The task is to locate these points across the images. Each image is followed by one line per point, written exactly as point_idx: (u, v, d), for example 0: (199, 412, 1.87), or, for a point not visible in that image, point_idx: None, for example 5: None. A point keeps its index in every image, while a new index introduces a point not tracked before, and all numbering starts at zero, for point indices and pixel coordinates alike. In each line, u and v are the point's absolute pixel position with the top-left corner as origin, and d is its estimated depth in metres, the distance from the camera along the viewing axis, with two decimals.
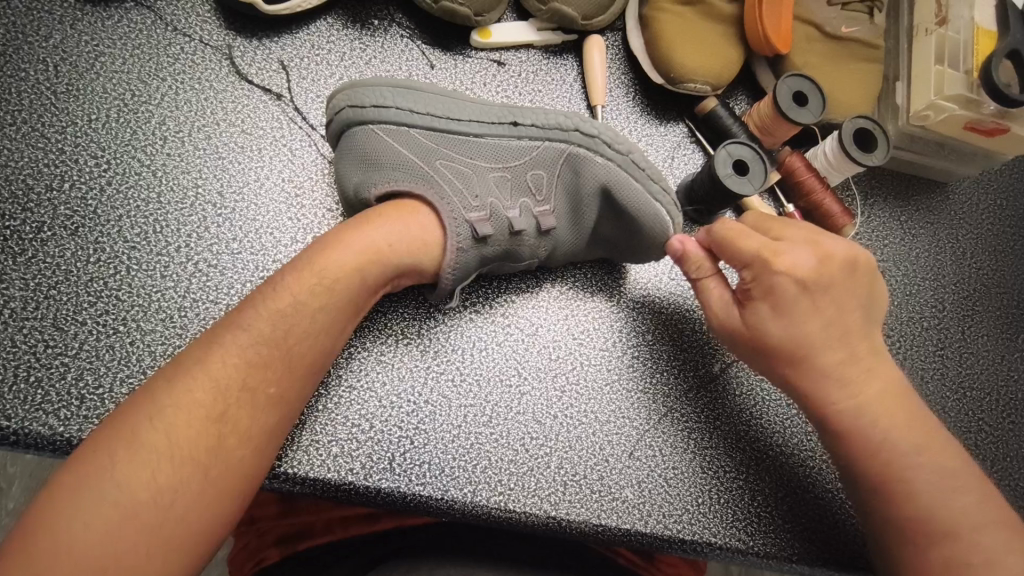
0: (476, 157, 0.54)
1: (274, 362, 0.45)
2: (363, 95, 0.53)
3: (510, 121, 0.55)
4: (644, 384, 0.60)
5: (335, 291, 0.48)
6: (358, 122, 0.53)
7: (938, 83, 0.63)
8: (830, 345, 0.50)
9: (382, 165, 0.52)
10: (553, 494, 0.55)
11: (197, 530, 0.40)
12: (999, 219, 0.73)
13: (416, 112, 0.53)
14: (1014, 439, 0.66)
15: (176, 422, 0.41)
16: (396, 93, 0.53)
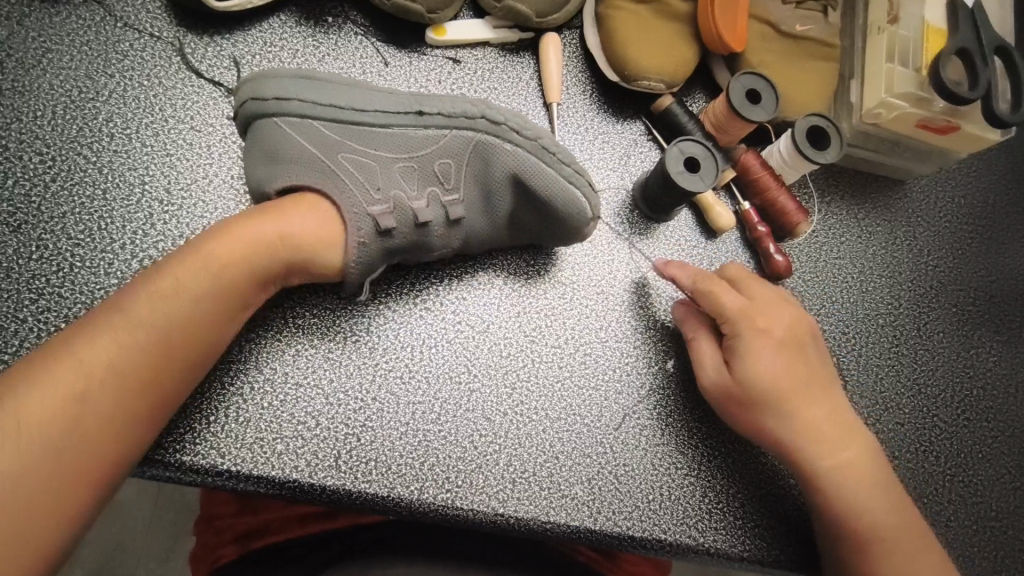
0: (381, 148, 0.55)
1: (153, 344, 0.45)
2: (266, 86, 0.54)
3: (415, 109, 0.55)
4: (596, 381, 0.60)
5: (222, 281, 0.48)
6: (261, 113, 0.54)
7: (890, 81, 0.63)
8: (807, 398, 0.55)
9: (283, 158, 0.53)
10: (502, 491, 0.55)
11: (54, 510, 0.39)
12: (957, 217, 0.73)
13: (319, 103, 0.54)
14: (969, 436, 0.66)
15: (33, 403, 0.40)
16: (298, 86, 0.54)
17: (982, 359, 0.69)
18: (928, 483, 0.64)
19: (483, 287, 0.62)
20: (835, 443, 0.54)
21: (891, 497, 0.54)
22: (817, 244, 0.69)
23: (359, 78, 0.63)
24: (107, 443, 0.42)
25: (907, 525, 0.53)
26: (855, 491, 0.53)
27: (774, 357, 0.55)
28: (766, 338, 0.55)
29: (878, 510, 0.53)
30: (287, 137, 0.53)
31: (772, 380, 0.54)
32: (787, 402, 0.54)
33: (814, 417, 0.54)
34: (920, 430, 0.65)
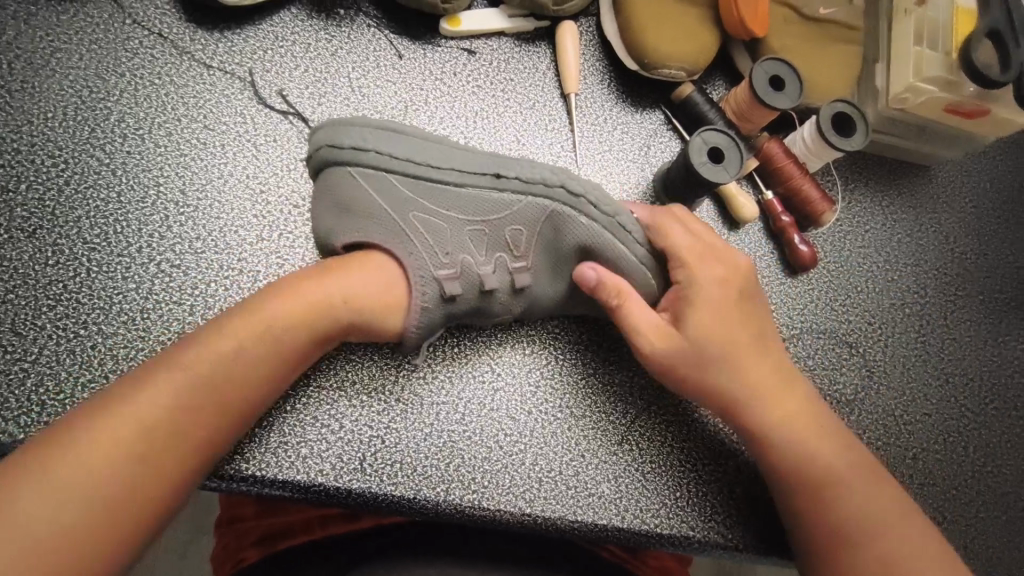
0: (451, 208, 0.54)
1: (207, 400, 0.45)
2: (344, 134, 0.53)
3: (493, 172, 0.54)
4: (621, 377, 0.59)
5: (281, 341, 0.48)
6: (334, 161, 0.53)
7: (918, 64, 0.62)
8: (747, 354, 0.54)
9: (352, 213, 0.52)
10: (528, 491, 0.54)
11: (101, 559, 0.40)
12: (983, 202, 0.71)
13: (398, 158, 0.53)
14: (997, 425, 0.65)
15: (90, 455, 0.41)
16: (376, 136, 0.53)
17: (1009, 346, 0.68)
18: (956, 475, 0.63)
19: (529, 335, 0.59)
20: (778, 398, 0.54)
21: (846, 451, 0.53)
22: (842, 233, 0.68)
23: (373, 71, 0.62)
24: (144, 494, 0.42)
25: (862, 469, 0.53)
26: (798, 442, 0.53)
27: (716, 309, 0.55)
28: (715, 289, 0.55)
29: (836, 464, 0.52)
30: (360, 189, 0.52)
31: (715, 329, 0.54)
32: (725, 354, 0.54)
33: (743, 372, 0.54)
34: (948, 420, 0.64)
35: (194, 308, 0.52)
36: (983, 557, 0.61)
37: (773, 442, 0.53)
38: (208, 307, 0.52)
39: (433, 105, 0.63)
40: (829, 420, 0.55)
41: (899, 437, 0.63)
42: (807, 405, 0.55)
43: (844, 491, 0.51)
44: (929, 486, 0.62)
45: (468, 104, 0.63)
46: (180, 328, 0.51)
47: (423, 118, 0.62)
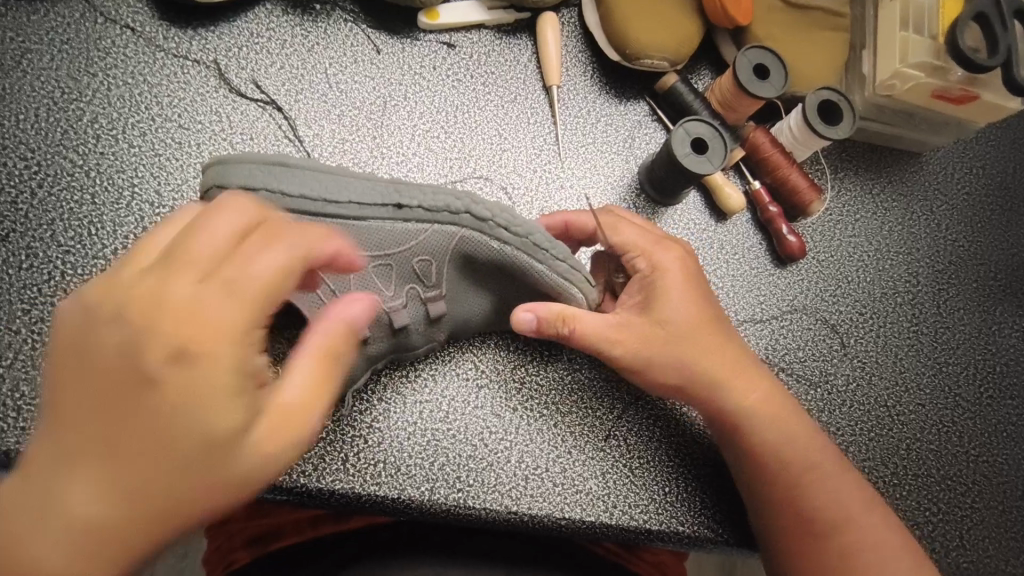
0: (351, 248, 0.48)
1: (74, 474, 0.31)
2: (229, 172, 0.46)
3: (394, 202, 0.47)
4: (607, 372, 0.59)
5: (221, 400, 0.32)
6: (219, 203, 0.46)
7: (903, 51, 0.61)
8: (711, 337, 0.53)
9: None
10: (514, 489, 0.54)
11: None
12: (975, 188, 0.70)
13: (287, 196, 0.45)
14: (991, 414, 0.65)
15: None
16: (264, 171, 0.46)
17: (1003, 334, 0.67)
18: (951, 466, 0.62)
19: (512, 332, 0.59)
20: (740, 380, 0.53)
21: (812, 439, 0.53)
22: (831, 222, 0.67)
23: (351, 67, 0.61)
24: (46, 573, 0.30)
25: (825, 455, 0.52)
26: (767, 430, 0.52)
27: (678, 295, 0.53)
28: (677, 273, 0.54)
29: (804, 451, 0.52)
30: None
31: (682, 314, 0.53)
32: (689, 339, 0.52)
33: (710, 358, 0.53)
34: (942, 409, 0.64)
35: None
36: (979, 549, 0.60)
37: (740, 424, 0.52)
38: None
39: (413, 100, 0.62)
40: (792, 404, 0.54)
41: (892, 428, 0.62)
42: (774, 393, 0.54)
43: (811, 477, 0.51)
44: (922, 478, 0.61)
45: (448, 98, 0.62)
46: None
47: (402, 113, 0.61)
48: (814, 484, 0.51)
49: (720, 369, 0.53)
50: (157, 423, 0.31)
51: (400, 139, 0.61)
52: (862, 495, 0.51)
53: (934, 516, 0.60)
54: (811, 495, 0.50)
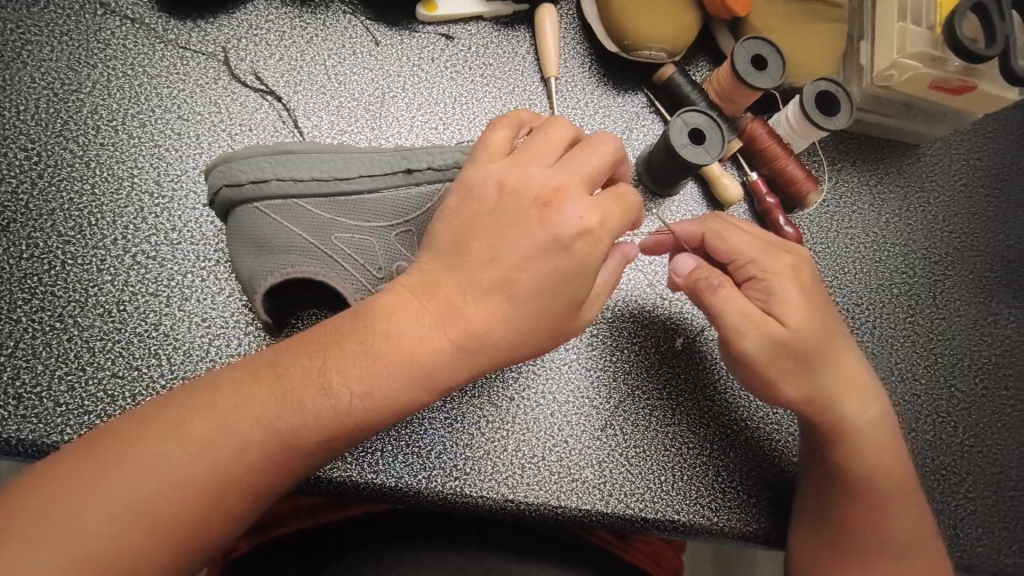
0: (371, 219, 0.51)
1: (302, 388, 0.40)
2: (238, 168, 0.49)
3: (404, 169, 0.51)
4: (604, 362, 0.59)
5: (404, 375, 0.41)
6: (239, 202, 0.49)
7: (901, 40, 0.61)
8: (831, 341, 0.53)
9: (274, 250, 0.49)
10: (511, 477, 0.54)
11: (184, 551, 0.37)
12: (973, 180, 0.70)
13: (301, 180, 0.50)
14: (987, 405, 0.65)
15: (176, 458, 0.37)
16: (273, 163, 0.50)
17: (1000, 326, 0.67)
18: (945, 456, 0.62)
19: None
20: (855, 389, 0.53)
21: (900, 461, 0.54)
22: (828, 214, 0.67)
23: (349, 59, 0.61)
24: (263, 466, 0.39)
25: (907, 485, 0.53)
26: (872, 457, 0.52)
27: (799, 311, 0.52)
28: (792, 277, 0.53)
29: (889, 479, 0.53)
30: (272, 225, 0.50)
31: (801, 332, 0.51)
32: (826, 359, 0.52)
33: (831, 376, 0.52)
34: (937, 400, 0.64)
35: (171, 299, 0.52)
36: (972, 538, 0.60)
37: (863, 445, 0.53)
38: (185, 298, 0.52)
39: (411, 91, 0.62)
40: (893, 426, 0.55)
41: None
42: (885, 419, 0.54)
43: (880, 505, 0.52)
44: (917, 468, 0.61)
45: (446, 89, 0.63)
46: (157, 319, 0.51)
47: (400, 105, 0.61)
48: (893, 513, 0.52)
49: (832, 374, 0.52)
50: (334, 396, 0.40)
51: (398, 130, 0.61)
52: (924, 526, 0.53)
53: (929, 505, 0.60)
54: (878, 523, 0.52)
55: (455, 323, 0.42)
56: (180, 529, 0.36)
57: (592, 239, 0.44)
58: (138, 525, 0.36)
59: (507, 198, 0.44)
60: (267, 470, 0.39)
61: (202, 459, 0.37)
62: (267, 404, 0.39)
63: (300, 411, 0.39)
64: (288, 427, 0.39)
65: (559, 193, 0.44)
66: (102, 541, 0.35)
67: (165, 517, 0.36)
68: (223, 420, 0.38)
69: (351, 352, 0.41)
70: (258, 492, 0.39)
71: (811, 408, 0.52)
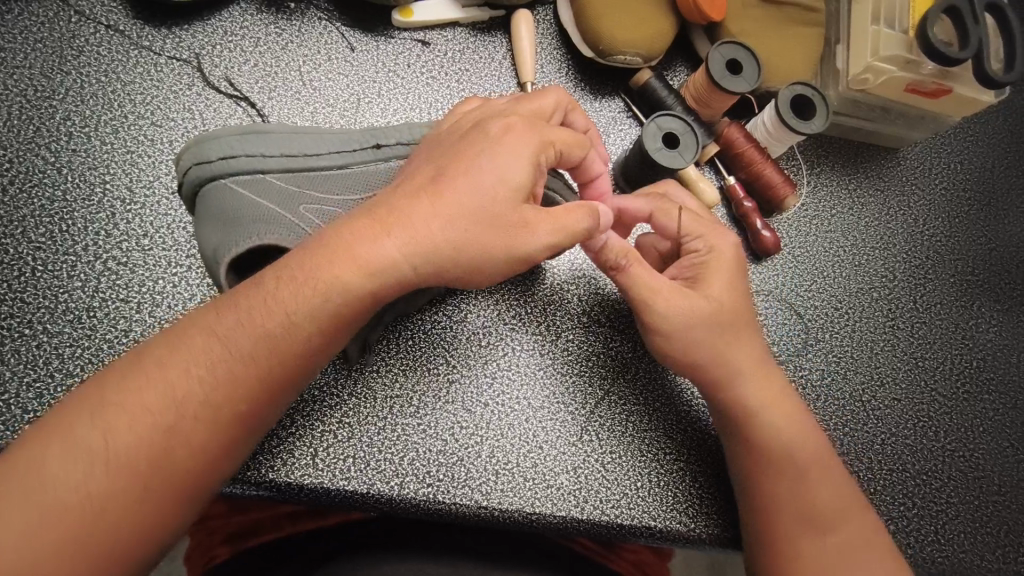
0: (341, 192, 0.53)
1: (261, 312, 0.41)
2: (207, 148, 0.50)
3: (374, 144, 0.54)
4: (579, 367, 0.58)
5: (359, 285, 0.42)
6: (208, 178, 0.49)
7: (875, 44, 0.61)
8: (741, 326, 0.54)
9: (239, 224, 0.46)
10: (484, 484, 0.54)
11: (159, 487, 0.38)
12: (953, 184, 0.70)
13: (269, 156, 0.51)
14: (969, 409, 0.64)
15: (142, 397, 0.38)
16: (242, 142, 0.51)
17: (982, 330, 0.67)
18: (926, 460, 0.62)
19: (485, 327, 0.58)
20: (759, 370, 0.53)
21: (814, 436, 0.53)
22: (807, 217, 0.67)
23: (324, 64, 0.61)
24: (228, 393, 0.40)
25: (828, 463, 0.52)
26: (779, 431, 0.52)
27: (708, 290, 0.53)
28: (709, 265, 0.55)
29: (805, 451, 0.52)
30: (239, 197, 0.48)
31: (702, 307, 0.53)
32: (728, 334, 0.53)
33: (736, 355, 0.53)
34: (919, 404, 0.63)
35: (142, 306, 0.52)
36: (955, 544, 0.60)
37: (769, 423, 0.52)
38: (156, 304, 0.52)
39: (386, 97, 0.62)
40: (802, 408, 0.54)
41: (868, 423, 0.62)
42: (786, 395, 0.54)
43: (797, 478, 0.51)
44: (898, 472, 0.61)
45: (422, 95, 0.63)
46: (127, 325, 0.51)
47: (375, 110, 0.61)
48: (807, 491, 0.51)
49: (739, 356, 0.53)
50: (291, 313, 0.41)
51: None
52: (847, 497, 0.51)
53: (910, 511, 0.60)
54: (800, 499, 0.50)
55: (406, 235, 0.43)
56: (149, 465, 0.38)
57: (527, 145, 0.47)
58: (102, 467, 0.37)
59: (448, 135, 0.49)
60: (236, 387, 0.40)
61: (153, 395, 0.38)
62: (215, 333, 0.41)
63: (260, 329, 0.41)
64: (241, 347, 0.41)
65: (489, 119, 0.49)
66: (73, 491, 0.36)
67: (130, 459, 0.37)
68: (170, 361, 0.39)
69: (295, 269, 0.42)
70: (217, 421, 0.40)
71: (711, 387, 0.53)
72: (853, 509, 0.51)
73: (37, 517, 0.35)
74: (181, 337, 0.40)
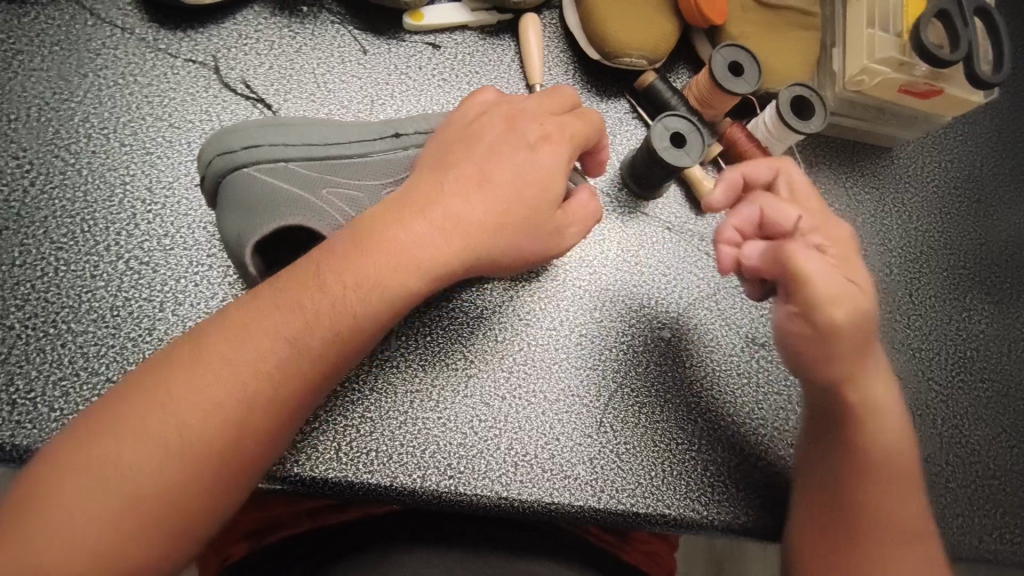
0: (362, 178, 0.54)
1: (307, 302, 0.42)
2: (232, 137, 0.51)
3: (391, 133, 0.56)
4: (593, 360, 0.60)
5: (403, 265, 0.44)
6: (231, 167, 0.50)
7: (871, 47, 0.63)
8: (865, 331, 0.49)
9: (265, 207, 0.47)
10: (504, 475, 0.55)
11: (223, 473, 0.39)
12: (944, 181, 0.73)
13: (292, 145, 0.52)
14: (963, 397, 0.67)
15: (200, 388, 0.39)
16: (265, 131, 0.52)
17: (974, 321, 0.70)
18: (925, 447, 0.64)
19: (501, 323, 0.60)
20: (879, 370, 0.51)
21: (893, 432, 0.52)
22: None
23: (338, 67, 0.62)
24: (283, 382, 0.41)
25: (896, 461, 0.51)
26: (892, 429, 0.51)
27: (842, 286, 0.47)
28: (852, 256, 0.51)
29: (898, 444, 0.52)
30: (263, 185, 0.49)
31: (870, 298, 0.49)
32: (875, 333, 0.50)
33: (876, 361, 0.51)
34: (916, 393, 0.66)
35: (164, 304, 0.52)
36: (954, 527, 0.62)
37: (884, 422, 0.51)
38: (178, 303, 0.53)
39: (399, 98, 0.63)
40: (891, 396, 0.52)
41: None
42: (890, 383, 0.52)
43: (901, 479, 0.51)
44: None
45: (434, 97, 0.64)
46: (151, 324, 0.51)
47: (389, 112, 0.63)
48: (879, 497, 0.50)
49: (875, 357, 0.51)
50: (341, 299, 0.43)
51: None
52: (913, 507, 0.51)
53: None
54: (860, 515, 0.51)
55: (445, 221, 0.47)
56: (224, 456, 0.39)
57: (555, 144, 0.51)
58: (178, 465, 0.38)
59: (476, 126, 0.52)
60: (289, 375, 0.42)
61: (209, 386, 0.40)
62: (269, 326, 0.42)
63: (306, 318, 0.42)
64: (296, 339, 0.42)
65: (520, 118, 0.52)
66: (138, 480, 0.37)
67: (206, 455, 0.39)
68: (221, 349, 0.41)
69: (341, 254, 0.44)
70: (280, 408, 0.41)
71: (847, 387, 0.50)
72: (920, 516, 0.51)
73: (108, 505, 0.37)
74: (231, 327, 0.41)
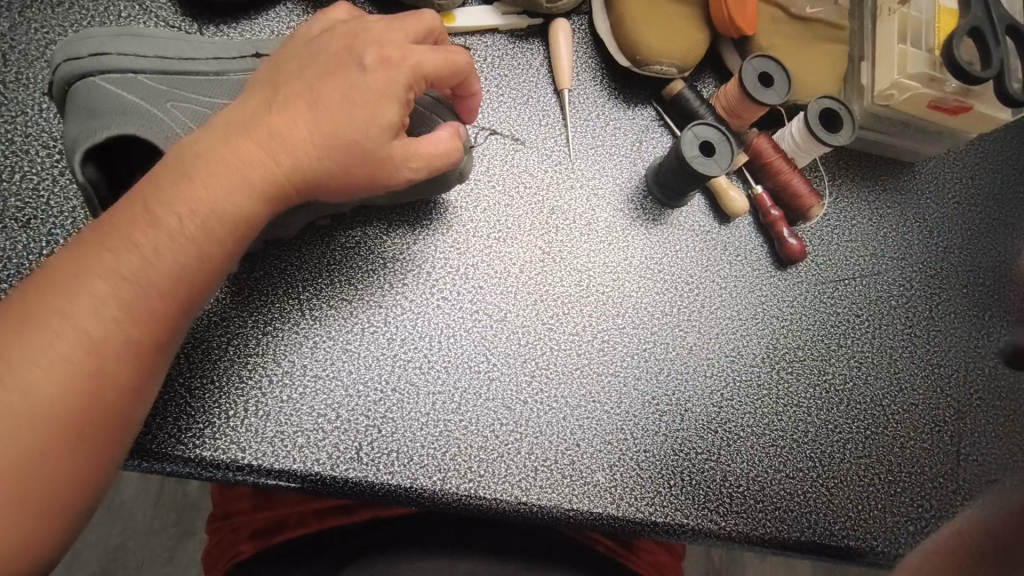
0: (213, 95, 0.53)
1: (147, 239, 0.42)
2: (88, 45, 0.51)
3: (253, 53, 0.56)
4: (615, 366, 0.60)
5: (249, 184, 0.45)
6: (97, 70, 0.50)
7: (902, 63, 0.63)
8: None
9: (107, 113, 0.48)
10: (524, 480, 0.55)
11: (108, 404, 0.41)
12: (966, 198, 0.73)
13: (143, 56, 0.52)
14: (981, 415, 0.67)
15: (58, 335, 0.40)
16: (122, 42, 0.52)
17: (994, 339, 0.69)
18: (941, 463, 0.64)
19: (524, 326, 0.59)
20: None
21: None
22: (830, 227, 0.69)
23: None
24: (150, 309, 0.42)
25: None
26: None
27: None
28: None
29: None
30: (113, 92, 0.49)
31: None
32: None
33: None
34: (935, 410, 0.66)
35: None
36: None
37: None
38: None
39: None
40: None
41: (888, 426, 0.64)
42: None
43: None
44: (915, 475, 0.63)
45: None
46: None
47: None
48: None
49: None
50: (198, 230, 0.44)
51: None
52: None
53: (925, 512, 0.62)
54: None
55: (281, 141, 0.46)
56: (101, 391, 0.41)
57: (392, 65, 0.50)
58: (60, 411, 0.39)
59: (317, 42, 0.51)
60: (158, 302, 0.43)
61: (69, 330, 0.40)
62: (100, 269, 0.41)
63: (168, 251, 0.43)
64: (151, 270, 0.42)
65: (360, 37, 0.50)
66: (27, 436, 0.38)
67: (83, 390, 0.40)
68: (70, 293, 0.40)
69: (164, 184, 0.44)
70: (153, 332, 0.43)
71: None
72: None
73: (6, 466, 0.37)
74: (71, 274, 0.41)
